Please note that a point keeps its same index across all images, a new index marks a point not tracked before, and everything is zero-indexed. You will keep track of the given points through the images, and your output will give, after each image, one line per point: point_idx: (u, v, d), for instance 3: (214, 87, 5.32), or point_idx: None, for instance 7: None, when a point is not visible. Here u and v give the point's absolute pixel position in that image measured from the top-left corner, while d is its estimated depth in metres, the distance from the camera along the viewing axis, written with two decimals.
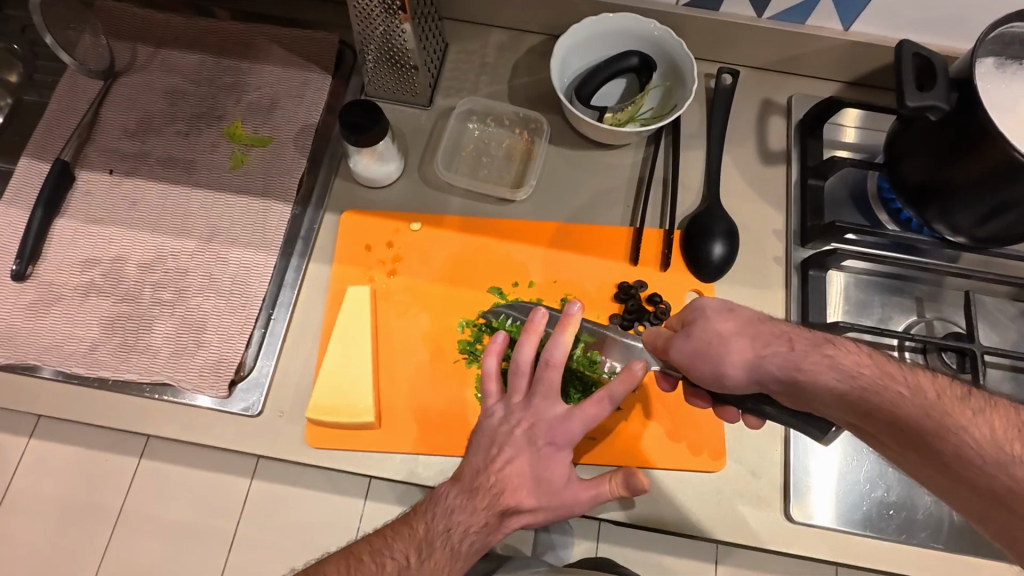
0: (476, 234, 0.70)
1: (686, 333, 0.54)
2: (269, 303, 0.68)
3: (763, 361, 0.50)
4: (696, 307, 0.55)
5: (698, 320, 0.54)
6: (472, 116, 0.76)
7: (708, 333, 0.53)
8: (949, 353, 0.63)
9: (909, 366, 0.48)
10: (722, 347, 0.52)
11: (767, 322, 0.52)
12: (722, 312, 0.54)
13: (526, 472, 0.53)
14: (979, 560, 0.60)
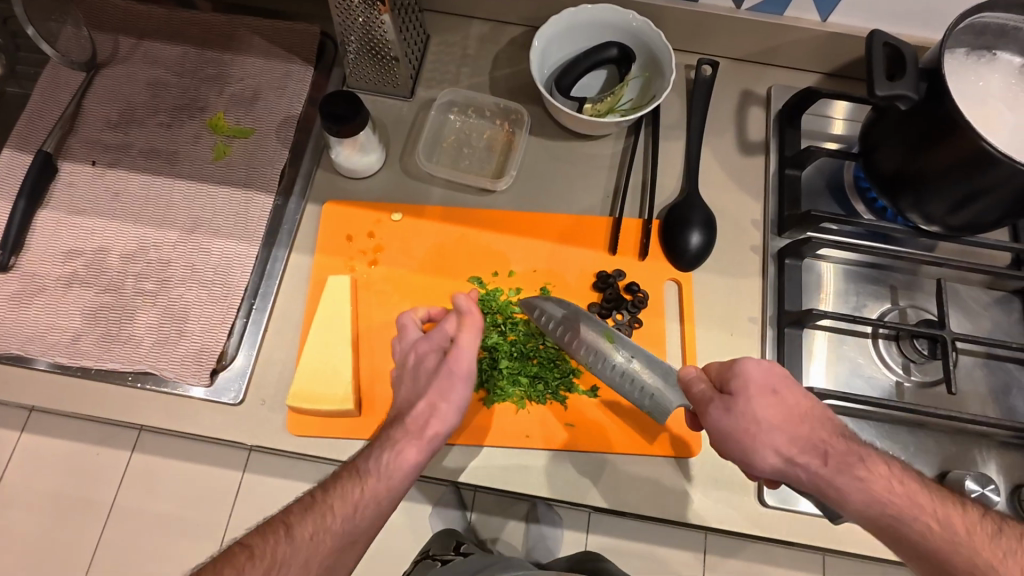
0: (457, 224, 0.71)
1: (726, 403, 0.54)
2: (251, 294, 0.69)
3: (794, 464, 0.51)
4: (740, 378, 0.54)
5: (741, 392, 0.53)
6: (453, 107, 0.76)
7: (747, 418, 0.53)
8: (922, 340, 0.64)
9: (937, 492, 0.50)
10: (758, 440, 0.52)
11: (808, 414, 0.53)
12: (766, 395, 0.53)
13: (409, 395, 0.59)
14: None
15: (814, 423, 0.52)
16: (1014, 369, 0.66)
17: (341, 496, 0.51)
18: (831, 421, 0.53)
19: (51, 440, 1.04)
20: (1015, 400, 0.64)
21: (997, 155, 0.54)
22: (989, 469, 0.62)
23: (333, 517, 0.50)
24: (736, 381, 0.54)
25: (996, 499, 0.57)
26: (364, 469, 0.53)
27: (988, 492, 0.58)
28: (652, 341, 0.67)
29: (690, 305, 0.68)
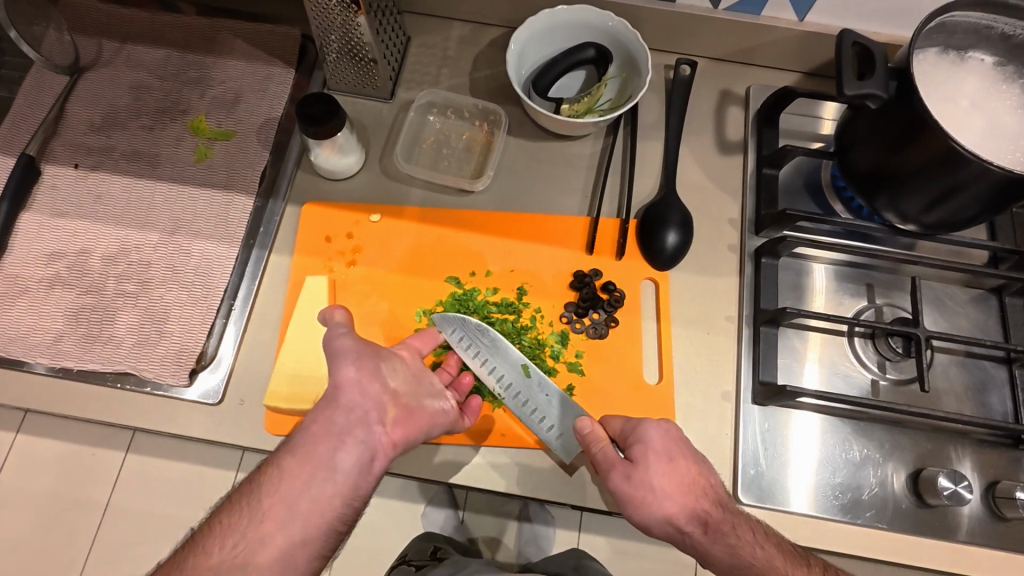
0: (435, 224, 0.71)
1: (627, 470, 0.55)
2: (231, 294, 0.69)
3: (677, 531, 0.53)
4: (640, 445, 0.56)
5: (642, 459, 0.55)
6: (433, 108, 0.77)
7: (644, 486, 0.54)
8: (897, 338, 0.64)
9: (794, 554, 0.55)
10: (647, 506, 0.54)
11: (700, 483, 0.54)
12: (662, 464, 0.55)
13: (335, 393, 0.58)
14: (925, 542, 0.61)
15: (705, 494, 0.54)
16: (991, 367, 0.66)
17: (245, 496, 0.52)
18: (719, 489, 0.56)
19: (45, 442, 1.07)
20: (990, 397, 0.64)
21: (966, 154, 0.54)
22: (963, 466, 0.62)
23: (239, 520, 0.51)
24: (637, 449, 0.56)
25: (969, 496, 0.57)
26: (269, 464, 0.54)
27: (961, 489, 0.58)
28: (628, 341, 0.67)
29: (666, 304, 0.68)
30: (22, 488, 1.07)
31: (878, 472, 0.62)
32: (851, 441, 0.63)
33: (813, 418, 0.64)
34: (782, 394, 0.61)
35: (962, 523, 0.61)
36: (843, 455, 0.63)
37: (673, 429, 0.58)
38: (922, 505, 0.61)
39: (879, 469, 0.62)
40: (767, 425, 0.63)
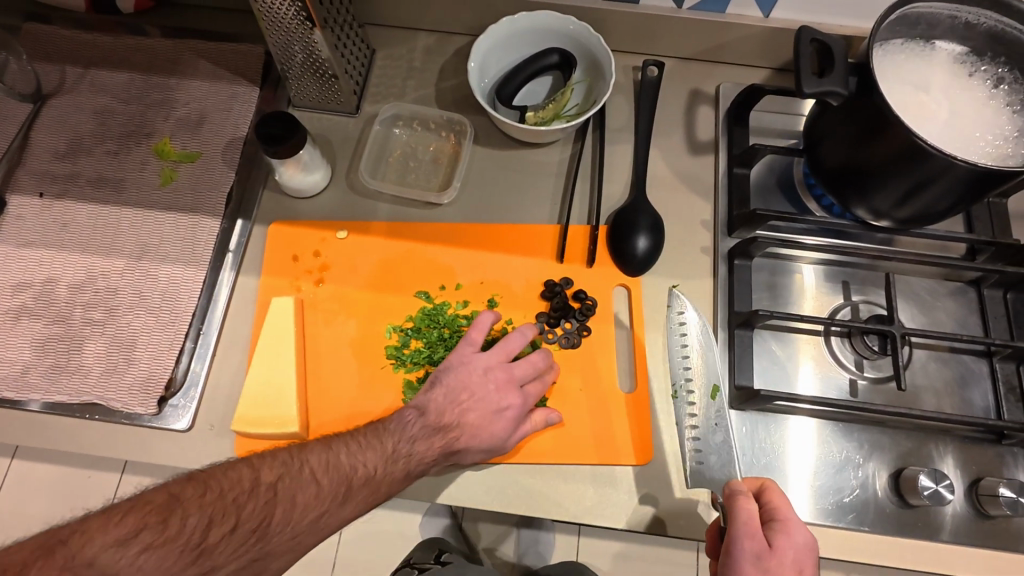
0: (404, 239, 0.70)
1: (762, 551, 0.50)
2: (198, 317, 0.69)
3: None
4: (787, 538, 0.51)
5: (782, 552, 0.50)
6: (398, 121, 0.76)
7: (764, 574, 0.49)
8: (873, 335, 0.63)
9: None
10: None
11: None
12: (794, 571, 0.49)
13: (479, 420, 0.60)
14: (909, 543, 0.59)
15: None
16: (971, 362, 0.64)
17: (409, 468, 0.56)
18: None
19: (40, 466, 1.13)
20: (972, 393, 0.63)
21: (932, 148, 0.53)
22: (946, 464, 0.61)
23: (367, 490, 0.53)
24: (779, 536, 0.51)
25: (950, 496, 0.56)
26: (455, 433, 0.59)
27: (942, 488, 0.57)
28: (601, 349, 0.66)
29: (639, 310, 0.67)
30: (19, 514, 1.11)
31: (859, 473, 0.61)
32: (831, 442, 0.62)
33: (791, 420, 0.63)
34: (760, 399, 0.59)
35: (946, 523, 0.59)
36: (823, 456, 0.62)
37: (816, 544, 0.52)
38: (905, 505, 0.60)
39: (860, 470, 0.61)
40: (744, 431, 0.62)
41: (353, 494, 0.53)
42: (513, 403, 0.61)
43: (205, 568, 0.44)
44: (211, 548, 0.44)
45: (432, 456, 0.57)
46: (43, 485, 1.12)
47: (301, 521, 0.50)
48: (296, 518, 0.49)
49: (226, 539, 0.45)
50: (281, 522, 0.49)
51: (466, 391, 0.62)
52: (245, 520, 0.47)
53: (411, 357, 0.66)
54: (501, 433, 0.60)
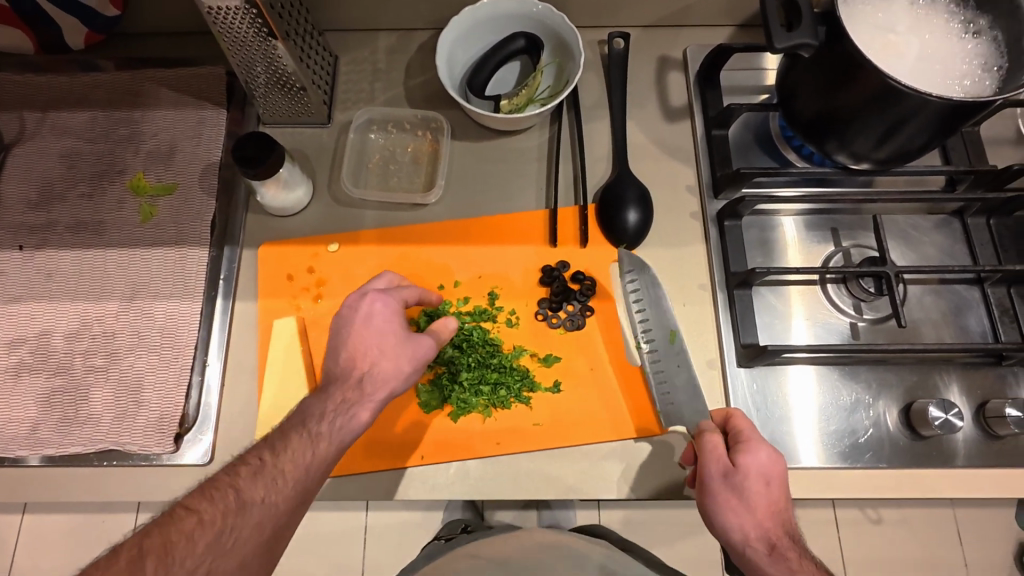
0: (395, 243, 0.70)
1: (727, 471, 0.52)
2: (202, 349, 0.68)
3: (743, 543, 0.51)
4: (750, 455, 0.52)
5: (747, 470, 0.52)
6: (372, 125, 0.75)
7: (733, 492, 0.52)
8: (868, 279, 0.64)
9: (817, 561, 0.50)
10: (727, 505, 0.51)
11: (785, 506, 0.52)
12: (760, 483, 0.52)
13: (371, 337, 0.57)
14: (926, 472, 0.62)
15: (784, 521, 0.52)
16: (964, 290, 0.66)
17: (309, 440, 0.52)
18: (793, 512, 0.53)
19: (55, 517, 1.12)
20: (968, 319, 0.65)
21: (904, 87, 0.53)
22: (951, 392, 0.63)
23: (258, 485, 0.49)
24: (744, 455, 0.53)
25: (960, 423, 0.58)
26: (348, 370, 0.57)
27: (952, 417, 0.58)
28: (607, 327, 0.67)
29: None
30: (43, 564, 1.11)
31: (870, 413, 0.63)
32: (840, 387, 0.63)
33: (800, 371, 0.64)
34: (766, 355, 0.60)
35: (958, 448, 0.62)
36: (833, 403, 0.63)
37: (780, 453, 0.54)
38: (917, 437, 0.62)
39: (871, 410, 0.63)
40: (755, 387, 0.64)
41: (246, 494, 0.49)
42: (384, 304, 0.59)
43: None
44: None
45: (330, 409, 0.55)
46: (62, 534, 1.12)
47: (186, 556, 0.45)
48: (182, 556, 0.45)
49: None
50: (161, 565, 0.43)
51: (359, 326, 0.58)
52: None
53: None
54: (399, 335, 0.58)
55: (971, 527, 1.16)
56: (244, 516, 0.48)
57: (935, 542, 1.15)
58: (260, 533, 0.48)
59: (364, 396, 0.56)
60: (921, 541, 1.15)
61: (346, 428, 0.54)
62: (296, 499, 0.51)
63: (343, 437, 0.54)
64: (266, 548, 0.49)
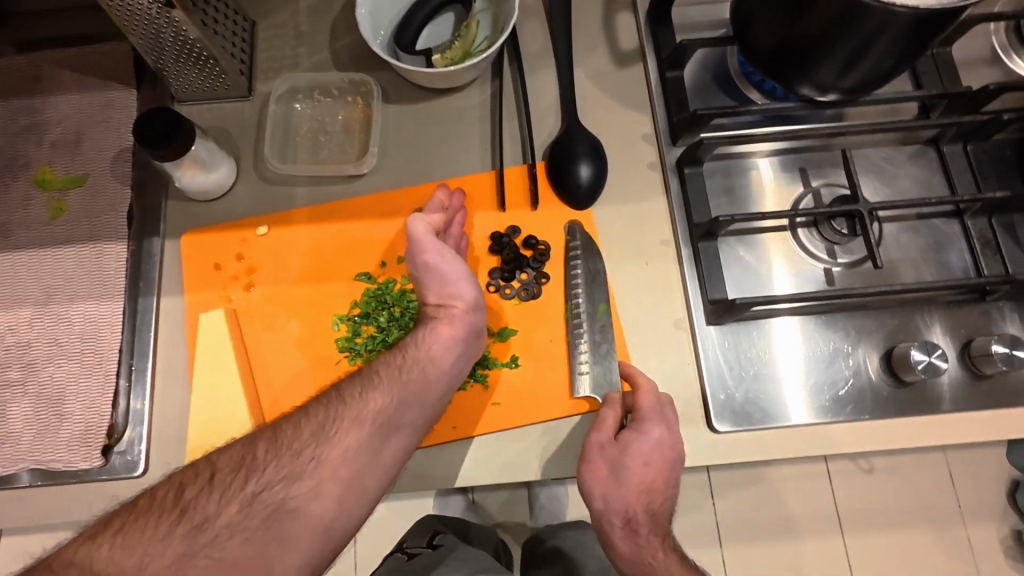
0: (330, 221, 0.64)
1: (612, 446, 0.56)
2: (128, 353, 0.62)
3: (603, 510, 0.57)
4: (637, 439, 0.55)
5: (628, 450, 0.55)
6: (297, 95, 0.68)
7: (610, 466, 0.55)
8: (840, 219, 0.59)
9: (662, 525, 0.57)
10: (598, 481, 0.55)
11: (660, 486, 0.56)
12: (638, 462, 0.55)
13: (451, 266, 0.58)
14: (911, 421, 0.58)
15: (650, 497, 0.57)
16: (943, 224, 0.61)
17: (405, 364, 0.56)
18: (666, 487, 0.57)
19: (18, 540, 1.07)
20: (949, 255, 0.60)
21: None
22: (934, 334, 0.59)
23: (358, 396, 0.54)
24: (633, 437, 0.55)
25: (944, 365, 0.54)
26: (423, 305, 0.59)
27: (936, 359, 0.55)
28: (566, 292, 0.61)
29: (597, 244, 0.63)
30: None
31: (850, 362, 0.58)
32: (818, 337, 0.59)
33: (777, 323, 0.59)
34: (743, 306, 0.55)
35: (944, 392, 0.58)
36: (811, 355, 0.59)
37: (676, 437, 0.55)
38: (900, 385, 0.58)
39: (851, 359, 0.58)
40: (727, 345, 0.59)
41: (342, 400, 0.54)
42: (437, 244, 0.58)
43: (195, 519, 0.47)
44: (194, 501, 0.48)
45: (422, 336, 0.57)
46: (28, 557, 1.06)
47: (289, 444, 0.51)
48: (283, 446, 0.51)
49: (206, 489, 0.48)
50: (269, 454, 0.50)
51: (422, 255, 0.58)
52: (222, 465, 0.50)
53: (366, 345, 0.60)
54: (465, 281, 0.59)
55: (961, 469, 1.14)
56: (335, 424, 0.52)
57: (926, 486, 1.13)
58: (359, 446, 0.52)
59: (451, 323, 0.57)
60: (915, 487, 1.13)
61: (447, 353, 0.56)
62: (393, 415, 0.54)
63: (439, 362, 0.56)
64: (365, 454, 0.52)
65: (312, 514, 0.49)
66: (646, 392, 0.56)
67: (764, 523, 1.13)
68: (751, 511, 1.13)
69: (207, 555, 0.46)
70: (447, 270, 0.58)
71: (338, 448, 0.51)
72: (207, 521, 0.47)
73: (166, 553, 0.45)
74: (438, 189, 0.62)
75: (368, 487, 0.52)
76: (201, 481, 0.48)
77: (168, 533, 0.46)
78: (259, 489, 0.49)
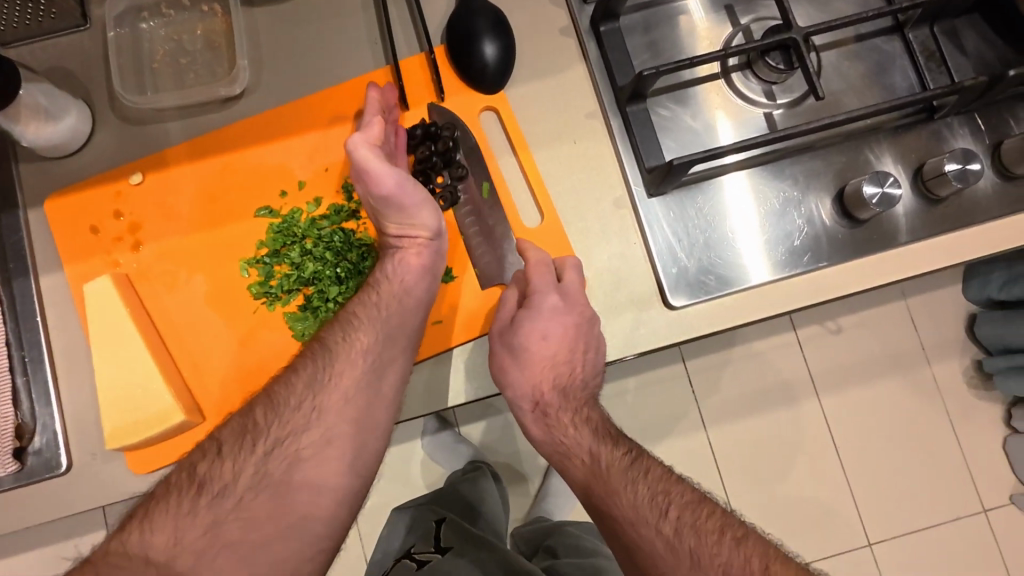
0: (213, 156, 0.56)
1: (507, 334, 0.55)
2: (17, 344, 0.54)
3: (515, 396, 0.58)
4: (529, 319, 0.55)
5: (524, 332, 0.55)
6: (142, 12, 0.57)
7: (511, 354, 0.55)
8: (773, 53, 0.52)
9: (571, 398, 0.60)
10: (504, 370, 0.55)
11: (563, 355, 0.58)
12: (535, 340, 0.56)
13: (398, 179, 0.51)
14: (873, 260, 0.55)
15: (556, 369, 0.59)
16: (883, 44, 0.56)
17: (381, 299, 0.54)
18: (573, 359, 0.58)
19: None
20: (892, 77, 0.56)
21: None
22: (885, 165, 0.55)
23: (342, 342, 0.53)
24: (526, 318, 0.55)
25: (898, 194, 0.51)
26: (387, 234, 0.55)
27: (889, 189, 0.51)
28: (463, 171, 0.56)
29: (516, 128, 0.56)
30: None
31: (802, 211, 0.55)
32: (766, 189, 0.55)
33: (728, 180, 0.55)
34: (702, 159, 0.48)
35: (901, 224, 0.55)
36: (764, 208, 0.55)
37: (577, 306, 0.54)
38: (855, 225, 0.55)
39: (802, 208, 0.55)
40: (673, 216, 0.55)
41: (331, 348, 0.53)
42: (393, 168, 0.50)
43: (213, 491, 0.48)
44: (209, 475, 0.48)
45: (394, 266, 0.54)
46: None
47: (288, 401, 0.51)
48: (282, 408, 0.51)
49: (218, 461, 0.49)
50: (269, 417, 0.50)
51: (366, 171, 0.50)
52: (227, 437, 0.49)
53: (282, 286, 0.54)
54: (420, 195, 0.53)
55: (921, 312, 1.16)
56: (325, 372, 0.52)
57: (891, 334, 1.16)
58: (356, 386, 0.53)
59: (422, 249, 0.54)
60: (880, 338, 1.16)
61: (419, 282, 0.53)
62: (388, 347, 0.53)
63: (415, 293, 0.53)
64: (369, 393, 0.53)
65: (328, 460, 0.51)
66: (539, 265, 0.54)
67: (742, 397, 1.14)
68: (728, 388, 1.14)
69: (239, 517, 0.47)
70: (408, 197, 0.52)
71: (336, 394, 0.52)
72: (226, 489, 0.48)
73: (196, 530, 0.46)
74: (367, 90, 0.55)
75: (376, 422, 0.53)
76: (210, 455, 0.49)
77: (193, 507, 0.47)
78: (271, 447, 0.50)
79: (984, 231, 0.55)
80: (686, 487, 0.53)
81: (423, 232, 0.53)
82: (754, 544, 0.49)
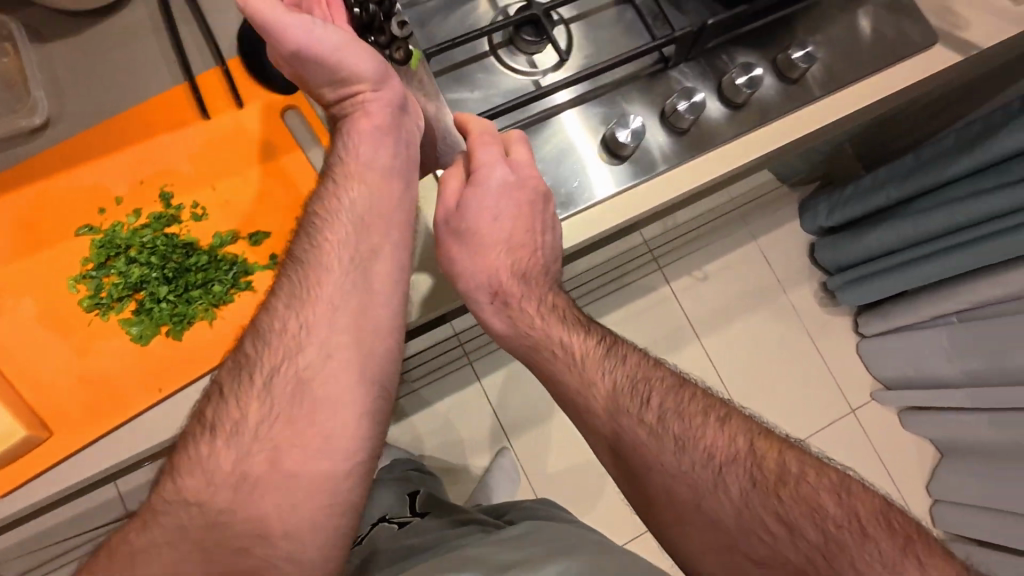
0: (24, 185, 0.58)
1: (450, 217, 0.59)
2: None
3: (472, 288, 0.61)
4: (476, 193, 0.58)
5: (473, 210, 0.59)
6: None
7: (463, 234, 0.59)
8: (526, 29, 0.62)
9: (533, 287, 0.62)
10: (459, 252, 0.60)
11: (519, 236, 0.60)
12: (485, 219, 0.59)
13: (301, 37, 0.53)
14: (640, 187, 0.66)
15: (514, 254, 0.61)
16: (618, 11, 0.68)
17: (340, 180, 0.57)
18: (532, 244, 0.61)
19: None
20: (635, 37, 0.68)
21: None
22: (635, 111, 0.66)
23: (309, 247, 0.56)
24: (473, 194, 0.58)
25: (642, 127, 0.62)
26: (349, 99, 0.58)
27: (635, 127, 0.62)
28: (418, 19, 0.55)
29: (316, 121, 0.62)
30: None
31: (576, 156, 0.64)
32: (542, 138, 0.64)
33: (563, 116, 0.64)
34: (533, 98, 0.61)
35: (656, 157, 0.66)
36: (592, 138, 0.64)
37: (529, 179, 0.58)
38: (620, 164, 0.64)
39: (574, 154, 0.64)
40: None
41: (309, 245, 0.56)
42: (297, 17, 0.52)
43: (229, 426, 0.50)
44: (219, 414, 0.51)
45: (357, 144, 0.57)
46: None
47: (279, 313, 0.53)
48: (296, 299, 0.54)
49: (224, 403, 0.51)
50: (259, 344, 0.53)
51: (280, 30, 0.53)
52: (225, 381, 0.52)
53: (112, 295, 0.57)
54: (353, 44, 0.55)
55: None
56: (319, 259, 0.55)
57: None
58: (336, 287, 0.54)
59: (373, 116, 0.57)
60: None
61: (378, 148, 0.57)
62: (364, 226, 0.56)
63: (375, 164, 0.57)
64: (359, 266, 0.55)
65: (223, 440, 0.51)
66: (482, 136, 0.57)
67: None
68: None
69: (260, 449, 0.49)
70: (325, 46, 0.54)
71: (320, 302, 0.54)
72: (239, 425, 0.50)
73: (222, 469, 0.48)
74: None
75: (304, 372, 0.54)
76: (218, 399, 0.51)
77: (211, 451, 0.49)
78: (269, 376, 0.52)
79: (736, 145, 0.69)
80: (665, 372, 0.58)
81: (363, 87, 0.57)
82: (738, 424, 0.53)
